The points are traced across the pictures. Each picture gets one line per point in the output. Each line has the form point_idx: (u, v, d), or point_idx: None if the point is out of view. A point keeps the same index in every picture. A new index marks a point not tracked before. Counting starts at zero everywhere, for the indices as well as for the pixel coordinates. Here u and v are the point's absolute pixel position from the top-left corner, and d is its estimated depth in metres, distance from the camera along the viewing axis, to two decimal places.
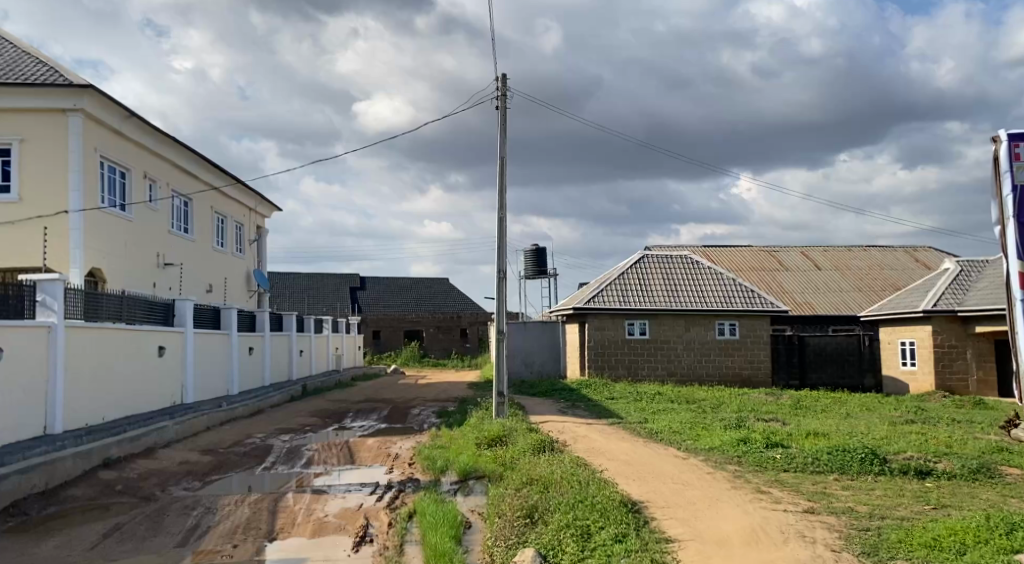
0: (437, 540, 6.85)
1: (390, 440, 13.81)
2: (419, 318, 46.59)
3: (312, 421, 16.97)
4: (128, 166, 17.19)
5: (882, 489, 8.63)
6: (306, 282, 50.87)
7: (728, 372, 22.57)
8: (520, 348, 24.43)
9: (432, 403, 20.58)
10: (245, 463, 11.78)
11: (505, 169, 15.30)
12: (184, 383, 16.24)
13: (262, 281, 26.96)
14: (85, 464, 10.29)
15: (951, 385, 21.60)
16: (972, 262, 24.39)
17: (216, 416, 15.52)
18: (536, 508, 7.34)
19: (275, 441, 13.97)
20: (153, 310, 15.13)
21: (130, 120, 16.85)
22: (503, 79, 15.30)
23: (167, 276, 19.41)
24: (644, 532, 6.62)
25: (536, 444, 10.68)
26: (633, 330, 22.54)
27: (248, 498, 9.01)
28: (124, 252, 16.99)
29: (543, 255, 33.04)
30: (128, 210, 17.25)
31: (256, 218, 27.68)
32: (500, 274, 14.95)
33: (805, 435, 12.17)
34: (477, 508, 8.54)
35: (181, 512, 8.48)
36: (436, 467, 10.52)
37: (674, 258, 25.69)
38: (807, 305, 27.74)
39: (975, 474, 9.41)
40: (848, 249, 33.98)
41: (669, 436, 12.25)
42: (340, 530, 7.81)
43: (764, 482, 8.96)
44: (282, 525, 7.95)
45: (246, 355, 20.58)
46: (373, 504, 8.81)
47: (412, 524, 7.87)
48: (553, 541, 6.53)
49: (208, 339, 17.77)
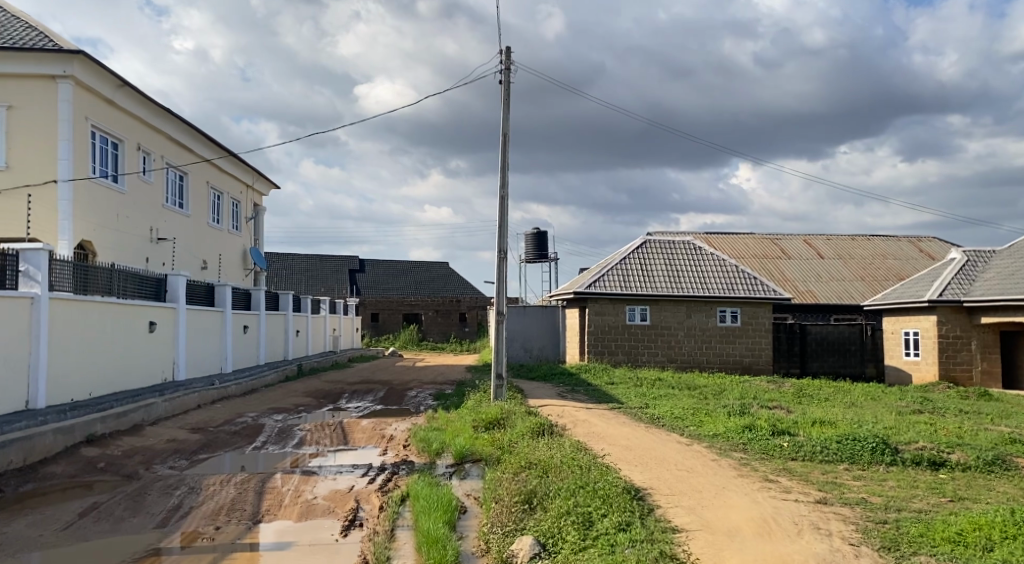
0: (430, 525, 6.48)
1: (384, 421, 13.48)
2: (417, 302, 46.18)
3: (306, 401, 16.64)
4: (121, 136, 16.74)
5: (895, 480, 8.30)
6: (305, 263, 50.42)
7: (729, 360, 22.24)
8: (519, 332, 24.03)
9: (429, 386, 20.26)
10: (235, 442, 11.47)
11: (507, 145, 14.88)
12: (176, 359, 15.88)
13: (259, 260, 26.54)
14: (67, 440, 9.94)
15: (955, 376, 21.19)
16: (979, 253, 23.99)
17: (208, 395, 15.19)
18: (535, 493, 6.98)
19: (267, 420, 13.63)
20: (144, 284, 14.73)
21: (123, 90, 16.37)
22: (508, 51, 14.83)
23: (160, 251, 19.00)
24: (649, 521, 6.25)
25: (534, 427, 10.33)
26: (633, 316, 22.17)
27: (234, 478, 8.65)
28: (116, 226, 16.59)
29: (544, 239, 32.66)
30: (120, 181, 16.82)
31: (253, 195, 27.25)
32: (500, 254, 14.56)
33: (811, 422, 11.83)
34: (472, 493, 8.19)
35: (164, 492, 8.12)
36: (431, 449, 10.18)
37: (677, 243, 25.31)
38: (810, 295, 27.34)
39: (991, 466, 9.05)
40: (852, 239, 33.52)
41: (671, 423, 11.87)
42: (328, 513, 7.45)
43: (772, 470, 8.63)
44: (268, 507, 7.59)
45: (240, 334, 20.22)
46: (365, 486, 8.47)
47: (405, 509, 7.49)
48: (552, 529, 6.18)
49: (201, 316, 17.41)
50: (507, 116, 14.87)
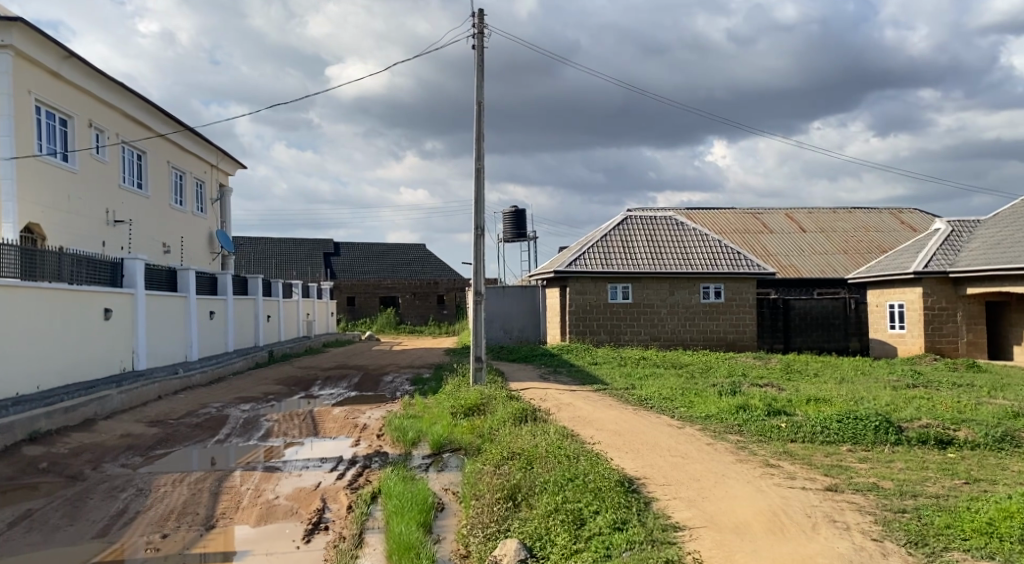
0: (402, 529, 5.78)
1: (358, 410, 12.72)
2: (394, 285, 45.34)
3: (276, 389, 15.83)
4: (70, 112, 15.75)
5: (904, 462, 7.75)
6: (277, 247, 49.27)
7: (713, 337, 21.75)
8: (499, 313, 23.34)
9: (406, 371, 19.53)
10: (196, 436, 10.66)
11: (482, 114, 14.08)
12: (136, 348, 14.99)
13: (226, 243, 25.53)
14: (6, 439, 9.09)
15: (940, 348, 20.87)
16: (963, 223, 23.65)
17: (169, 385, 14.32)
18: (519, 488, 6.33)
19: (233, 411, 12.81)
20: (98, 269, 13.77)
21: (69, 61, 15.37)
22: (480, 14, 13.98)
23: (118, 234, 18.03)
24: (648, 518, 5.61)
25: (517, 414, 9.64)
26: (615, 294, 21.58)
27: (187, 478, 7.88)
28: (68, 208, 15.63)
29: (523, 217, 31.93)
30: (70, 160, 15.84)
31: (219, 175, 26.18)
32: (477, 232, 13.81)
33: (806, 400, 11.29)
34: (450, 487, 7.51)
35: (107, 496, 7.34)
36: (406, 439, 9.49)
37: (658, 218, 24.73)
38: (792, 269, 26.89)
39: (1001, 443, 8.53)
40: (833, 212, 33.19)
41: (660, 404, 11.27)
42: (290, 515, 6.73)
43: (771, 454, 8.05)
44: (224, 510, 6.84)
45: (206, 320, 19.30)
46: (332, 483, 7.73)
47: (375, 509, 6.77)
48: (539, 530, 5.51)
49: (163, 302, 16.46)
50: (481, 84, 14.06)
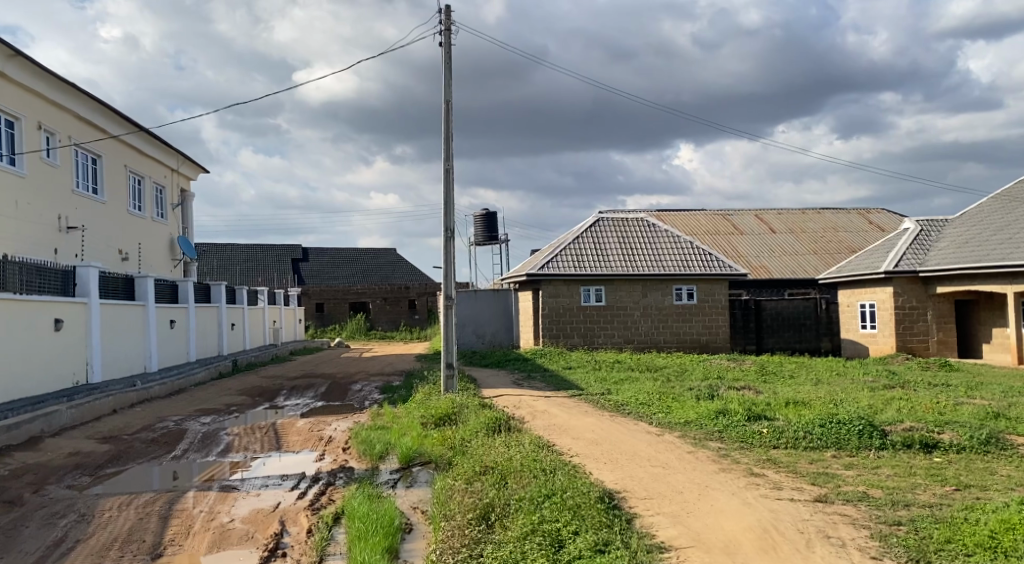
0: (366, 555, 5.34)
1: (323, 421, 12.17)
2: (364, 290, 44.64)
3: (239, 400, 15.22)
4: (17, 113, 15.02)
5: (890, 468, 7.48)
6: (244, 254, 48.30)
7: (686, 339, 21.54)
8: (469, 317, 22.87)
9: (375, 378, 19.00)
10: (151, 452, 10.07)
11: (449, 113, 13.67)
12: (90, 360, 14.27)
13: (188, 249, 24.76)
14: None
15: (911, 347, 20.88)
16: (932, 222, 23.81)
17: (125, 398, 13.64)
18: (493, 507, 5.94)
19: (192, 424, 12.19)
20: (48, 278, 13.06)
21: (15, 60, 14.66)
22: (447, 10, 13.56)
23: (71, 241, 17.26)
24: (630, 537, 5.24)
25: (489, 424, 9.23)
26: (588, 297, 21.26)
27: (135, 501, 7.32)
28: (16, 214, 14.90)
29: (494, 220, 31.55)
30: (19, 163, 15.11)
31: (179, 179, 25.39)
32: (447, 235, 13.38)
33: (785, 404, 11.04)
34: (419, 505, 7.07)
35: (45, 523, 6.76)
36: (373, 452, 9.01)
37: (631, 220, 24.50)
38: (764, 270, 26.85)
39: (986, 446, 8.32)
40: (802, 213, 33.34)
41: (637, 410, 10.92)
42: (245, 540, 6.23)
43: (754, 462, 7.73)
44: (173, 536, 6.32)
45: (166, 329, 18.57)
46: (293, 503, 7.25)
47: (338, 532, 6.31)
48: (514, 554, 5.10)
49: (119, 311, 15.74)
50: (449, 82, 13.63)
